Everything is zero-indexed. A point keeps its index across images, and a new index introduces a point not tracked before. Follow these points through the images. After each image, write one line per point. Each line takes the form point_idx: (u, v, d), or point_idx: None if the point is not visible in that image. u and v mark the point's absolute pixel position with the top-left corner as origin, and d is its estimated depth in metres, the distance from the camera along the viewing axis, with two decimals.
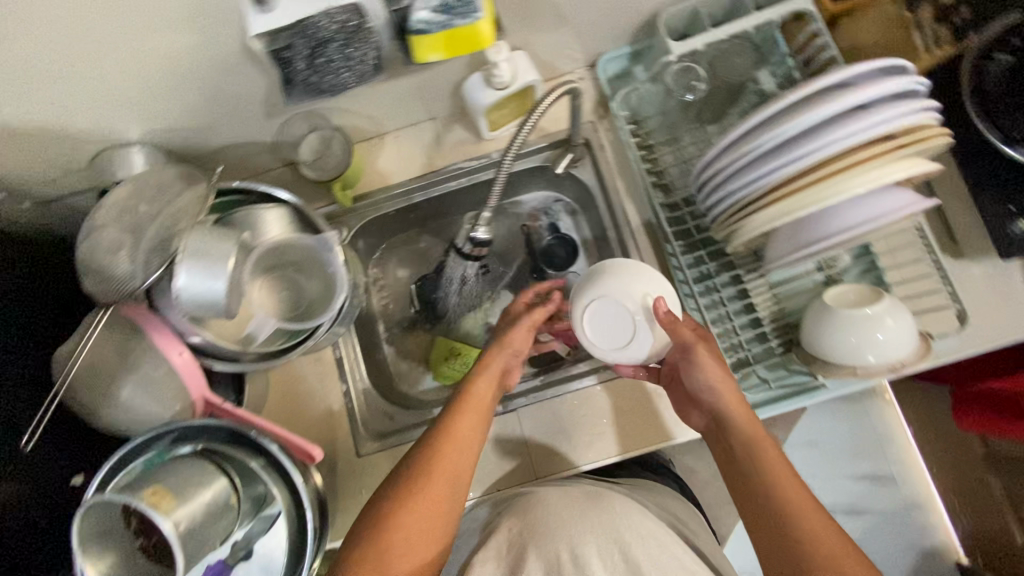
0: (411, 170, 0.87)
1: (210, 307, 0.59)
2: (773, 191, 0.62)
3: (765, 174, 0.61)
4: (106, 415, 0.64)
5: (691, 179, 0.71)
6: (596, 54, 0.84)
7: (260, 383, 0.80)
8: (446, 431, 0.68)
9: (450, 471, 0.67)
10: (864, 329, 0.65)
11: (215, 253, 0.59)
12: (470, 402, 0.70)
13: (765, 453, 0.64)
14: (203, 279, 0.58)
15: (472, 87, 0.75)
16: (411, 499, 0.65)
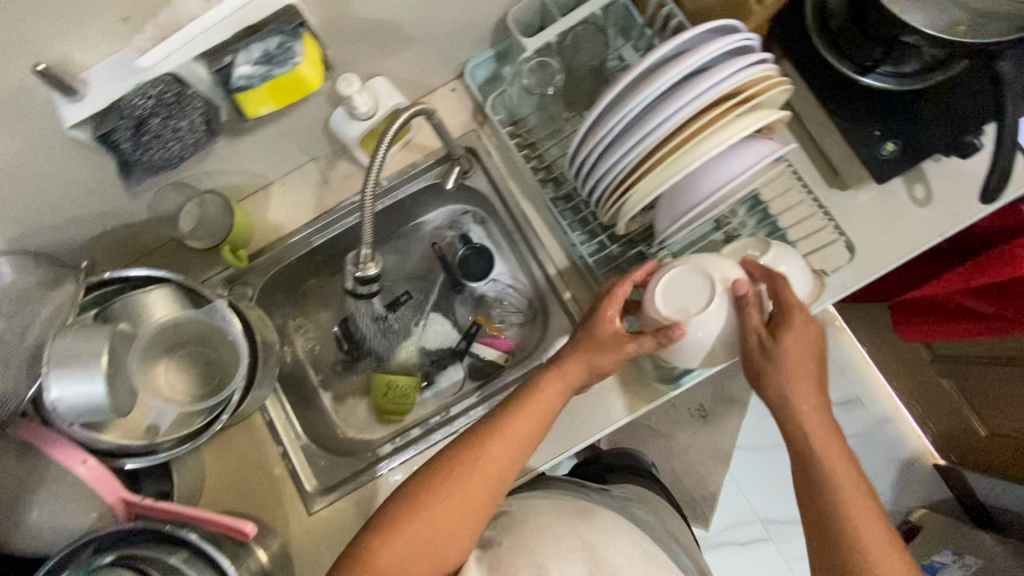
0: (305, 216, 0.85)
1: (94, 411, 0.56)
2: (638, 171, 0.63)
3: (625, 155, 0.62)
4: (20, 543, 0.60)
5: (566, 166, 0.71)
6: (461, 62, 0.83)
7: (193, 466, 0.78)
8: (502, 445, 0.66)
9: (489, 483, 0.65)
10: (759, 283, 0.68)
11: (84, 354, 0.55)
12: (530, 408, 0.68)
13: (817, 426, 0.63)
14: (77, 386, 0.54)
15: (338, 122, 0.74)
16: (443, 495, 0.64)
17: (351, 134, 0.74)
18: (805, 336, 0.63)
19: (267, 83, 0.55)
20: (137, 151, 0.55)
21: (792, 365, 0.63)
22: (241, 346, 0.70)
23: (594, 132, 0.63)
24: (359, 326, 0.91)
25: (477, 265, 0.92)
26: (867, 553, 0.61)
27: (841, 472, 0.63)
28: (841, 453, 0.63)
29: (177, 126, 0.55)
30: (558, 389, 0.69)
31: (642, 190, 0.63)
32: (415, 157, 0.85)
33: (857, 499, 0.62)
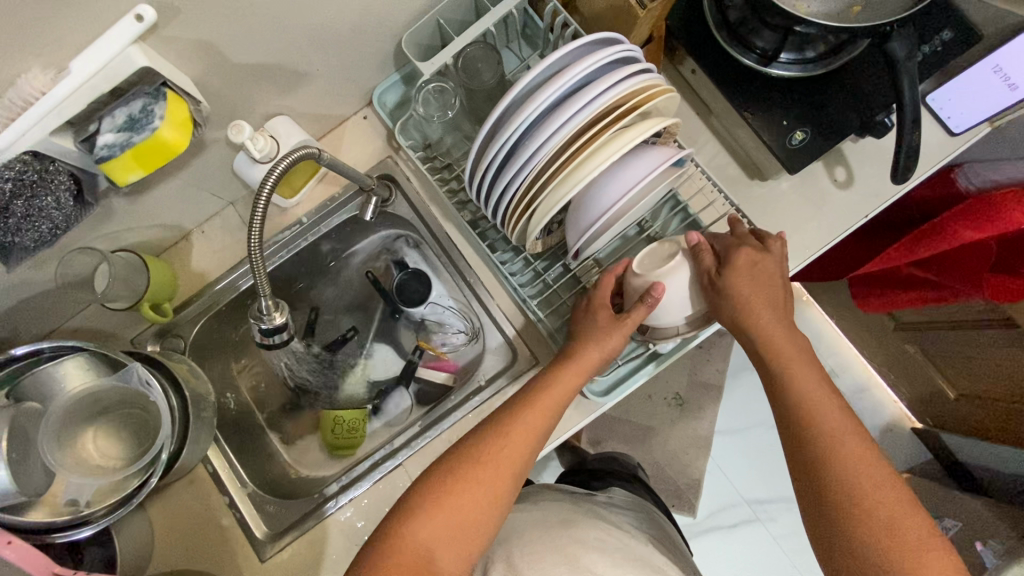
0: (229, 260, 0.84)
1: None
2: (541, 183, 0.61)
3: (522, 171, 0.60)
4: None
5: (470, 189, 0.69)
6: (368, 91, 0.82)
7: (140, 527, 0.76)
8: (523, 430, 0.64)
9: (515, 464, 0.63)
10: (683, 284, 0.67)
11: None
12: (544, 401, 0.66)
13: (789, 352, 0.63)
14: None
15: (241, 166, 0.73)
16: (462, 477, 0.61)
17: (255, 177, 0.73)
18: (757, 262, 0.66)
19: (127, 152, 0.54)
20: (6, 236, 0.54)
21: (754, 294, 0.65)
22: (163, 406, 0.69)
23: (490, 149, 0.61)
24: (295, 370, 0.93)
25: (413, 290, 0.93)
26: (859, 469, 0.57)
27: (815, 393, 0.61)
28: (816, 372, 0.62)
29: (44, 204, 0.54)
30: (575, 377, 0.67)
31: (545, 204, 0.61)
32: (334, 190, 0.84)
33: (841, 419, 0.59)
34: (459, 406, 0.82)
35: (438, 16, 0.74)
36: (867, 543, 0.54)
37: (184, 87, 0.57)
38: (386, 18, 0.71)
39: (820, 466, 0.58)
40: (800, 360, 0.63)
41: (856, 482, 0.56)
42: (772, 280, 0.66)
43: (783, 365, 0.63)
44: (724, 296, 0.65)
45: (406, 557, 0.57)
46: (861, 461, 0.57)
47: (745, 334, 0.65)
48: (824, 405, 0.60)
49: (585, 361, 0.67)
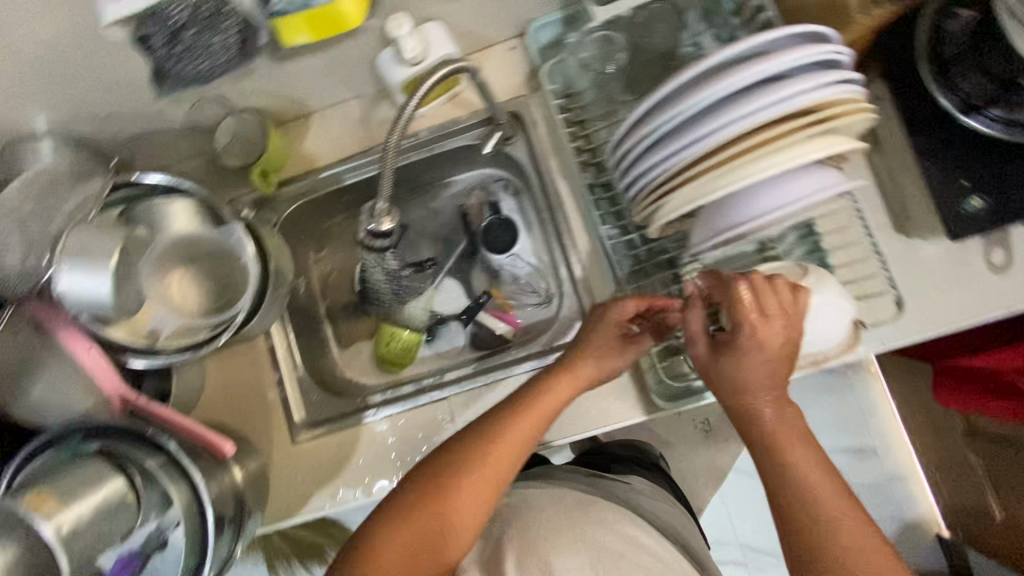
0: (339, 152, 0.84)
1: (96, 307, 0.61)
2: (696, 167, 0.56)
3: (681, 148, 0.55)
4: (23, 411, 0.65)
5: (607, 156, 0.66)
6: (525, 21, 0.78)
7: (196, 374, 0.80)
8: (503, 450, 0.61)
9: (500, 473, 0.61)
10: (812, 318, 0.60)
11: (96, 250, 0.61)
12: (532, 411, 0.64)
13: (784, 438, 0.55)
14: (81, 276, 0.59)
15: (383, 63, 0.71)
16: (416, 509, 0.58)
17: (395, 77, 0.71)
18: (775, 337, 0.56)
19: (304, 13, 0.53)
20: (168, 62, 0.56)
21: (761, 383, 0.56)
22: (252, 273, 0.69)
23: (656, 114, 0.57)
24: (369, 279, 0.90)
25: (500, 236, 0.91)
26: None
27: (822, 490, 0.53)
28: (831, 488, 0.53)
29: (210, 41, 0.56)
30: (564, 394, 0.66)
31: (689, 192, 0.57)
32: (459, 113, 0.81)
33: (856, 562, 0.50)
34: (518, 362, 0.80)
35: None
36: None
37: None
38: None
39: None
40: (818, 473, 0.53)
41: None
42: (786, 362, 0.56)
43: (779, 462, 0.54)
44: (718, 372, 0.57)
45: None
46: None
47: (742, 421, 0.57)
48: (837, 511, 0.52)
49: (581, 377, 0.67)
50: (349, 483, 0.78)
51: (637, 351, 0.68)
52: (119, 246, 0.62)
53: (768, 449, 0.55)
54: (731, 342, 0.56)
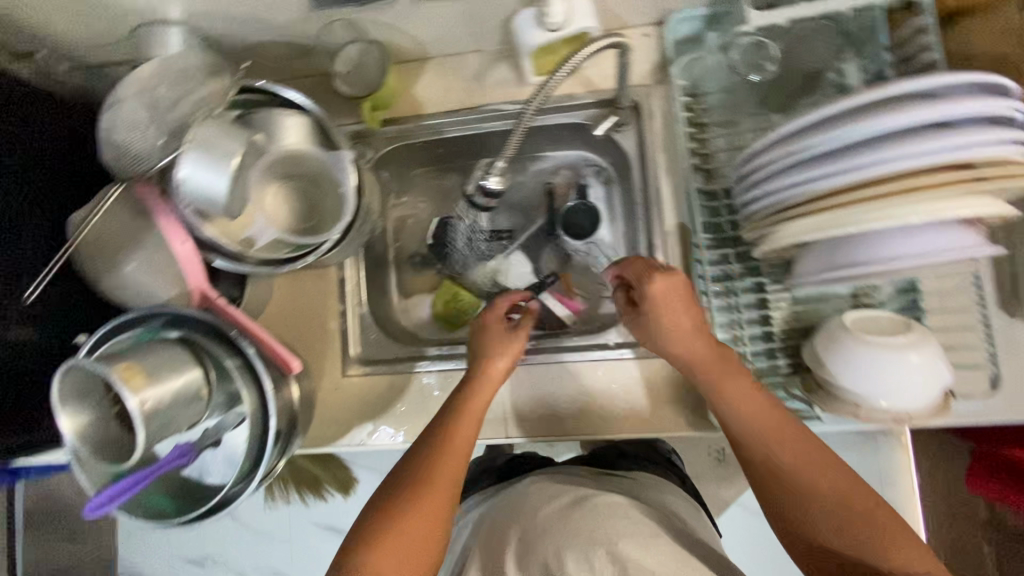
0: (446, 103, 0.83)
1: (210, 201, 0.62)
2: (840, 195, 0.54)
3: (831, 173, 0.53)
4: (109, 289, 0.66)
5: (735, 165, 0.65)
6: (667, 11, 0.75)
7: (265, 288, 0.81)
8: (450, 454, 0.62)
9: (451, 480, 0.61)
10: (928, 381, 0.58)
11: (220, 148, 0.62)
12: (469, 412, 0.65)
13: (741, 401, 0.59)
14: (203, 173, 0.62)
15: (521, 24, 0.70)
16: (388, 522, 0.57)
17: (529, 40, 0.70)
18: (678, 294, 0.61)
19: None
20: None
21: (688, 343, 0.61)
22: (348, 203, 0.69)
23: (811, 133, 0.55)
24: (461, 228, 0.94)
25: (581, 222, 0.90)
26: (853, 535, 0.53)
27: (787, 442, 0.57)
28: (770, 416, 0.59)
29: None
30: (492, 390, 0.68)
31: (825, 219, 0.55)
32: (576, 90, 0.79)
33: (817, 479, 0.56)
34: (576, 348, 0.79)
35: None
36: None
37: None
38: None
39: (826, 551, 0.54)
40: (775, 428, 0.58)
41: (859, 563, 0.53)
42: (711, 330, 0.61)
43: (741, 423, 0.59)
44: (654, 334, 0.63)
45: None
46: (860, 528, 0.53)
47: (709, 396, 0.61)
48: (803, 460, 0.57)
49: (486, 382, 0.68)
50: (389, 425, 0.80)
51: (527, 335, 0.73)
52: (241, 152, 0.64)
53: (733, 416, 0.60)
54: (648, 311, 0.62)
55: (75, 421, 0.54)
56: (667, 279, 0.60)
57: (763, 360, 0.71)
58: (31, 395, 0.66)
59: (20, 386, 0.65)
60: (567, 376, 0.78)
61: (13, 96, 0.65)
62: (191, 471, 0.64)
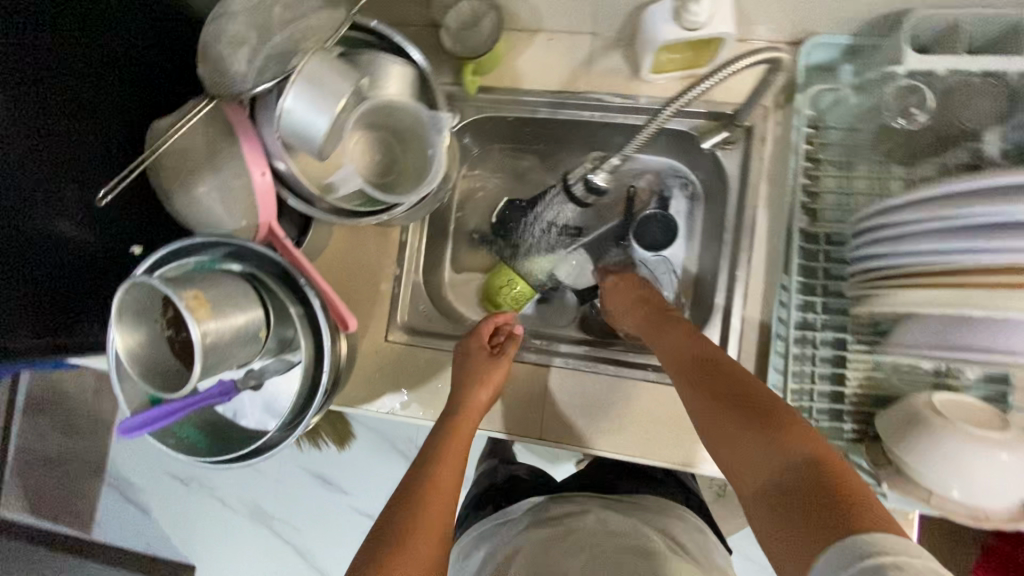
0: (547, 81, 0.78)
1: (305, 139, 0.57)
2: (987, 275, 0.50)
3: (972, 251, 0.50)
4: (177, 206, 0.63)
5: (859, 214, 0.62)
6: (807, 32, 0.70)
7: (324, 235, 0.78)
8: (448, 462, 0.65)
9: (451, 483, 0.63)
10: (1015, 480, 0.56)
11: (329, 87, 0.57)
12: (463, 423, 0.69)
13: (694, 369, 0.61)
14: (306, 111, 0.56)
15: (655, 17, 0.65)
16: (397, 524, 0.57)
17: (660, 34, 0.65)
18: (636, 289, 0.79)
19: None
20: None
21: (641, 313, 0.75)
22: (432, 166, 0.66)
23: (974, 200, 0.49)
24: (540, 211, 0.90)
25: (653, 232, 0.86)
26: (752, 433, 0.52)
27: (733, 402, 0.55)
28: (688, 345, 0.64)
29: None
30: (474, 419, 0.71)
31: (957, 295, 0.51)
32: None
33: (721, 385, 0.57)
34: (633, 365, 0.79)
35: (970, 16, 0.60)
36: (825, 542, 0.41)
37: None
38: None
39: (739, 459, 0.52)
40: (725, 389, 0.57)
41: (760, 460, 0.50)
42: (670, 317, 0.71)
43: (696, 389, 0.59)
44: (623, 318, 0.78)
45: None
46: (767, 428, 0.51)
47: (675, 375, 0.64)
48: (751, 417, 0.53)
49: (473, 407, 0.71)
50: (422, 401, 0.78)
51: (509, 360, 0.76)
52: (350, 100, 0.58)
53: (691, 386, 0.60)
54: (615, 303, 0.81)
55: (130, 340, 0.51)
56: (624, 277, 0.82)
57: (828, 418, 0.68)
58: (79, 299, 0.65)
59: (69, 288, 0.64)
60: (613, 390, 0.77)
61: None
62: (224, 410, 0.62)
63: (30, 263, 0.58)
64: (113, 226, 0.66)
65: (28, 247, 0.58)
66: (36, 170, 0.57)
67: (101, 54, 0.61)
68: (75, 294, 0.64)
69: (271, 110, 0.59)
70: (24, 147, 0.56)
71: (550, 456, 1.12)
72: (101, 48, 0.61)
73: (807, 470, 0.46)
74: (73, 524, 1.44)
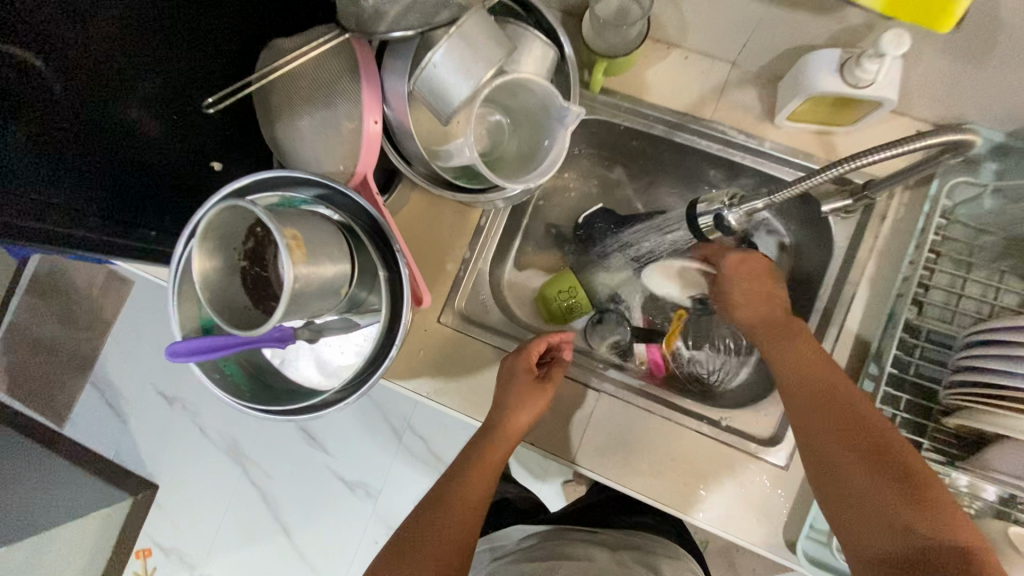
0: (672, 99, 0.74)
1: (442, 101, 0.53)
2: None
3: None
4: (281, 131, 0.60)
5: (986, 324, 0.57)
6: (961, 119, 0.66)
7: (403, 197, 0.74)
8: (478, 474, 0.66)
9: (476, 496, 0.64)
10: None
11: (480, 51, 0.52)
12: (508, 434, 0.67)
13: (823, 406, 0.57)
14: (454, 72, 0.52)
15: (818, 62, 0.61)
16: (410, 532, 0.61)
17: (818, 83, 0.61)
18: (747, 275, 0.71)
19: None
20: None
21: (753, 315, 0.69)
22: (543, 158, 0.61)
23: None
24: (628, 237, 0.86)
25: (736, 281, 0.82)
26: (887, 494, 0.51)
27: (866, 457, 0.53)
28: (817, 376, 0.59)
29: None
30: (489, 451, 0.67)
31: None
32: (815, 153, 0.71)
33: (861, 440, 0.54)
34: (683, 412, 0.73)
35: None
36: None
37: None
38: None
39: (866, 525, 0.52)
40: (858, 439, 0.54)
41: (894, 533, 0.50)
42: (793, 331, 0.65)
43: (820, 431, 0.56)
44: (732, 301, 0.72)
45: None
46: (907, 497, 0.50)
47: (796, 406, 0.59)
48: (887, 482, 0.51)
49: (508, 435, 0.67)
50: (460, 393, 0.73)
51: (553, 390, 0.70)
52: (500, 68, 0.54)
53: (815, 426, 0.57)
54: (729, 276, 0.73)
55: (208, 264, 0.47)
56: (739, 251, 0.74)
57: None
58: (153, 203, 0.62)
59: (144, 187, 0.60)
60: (655, 430, 0.71)
61: None
62: (272, 356, 0.58)
63: (112, 151, 0.56)
64: (195, 133, 0.64)
65: (107, 133, 0.56)
66: (136, 54, 0.56)
67: None
68: (150, 197, 0.61)
69: (405, 59, 0.55)
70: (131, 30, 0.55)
71: (538, 473, 1.08)
72: None
73: (951, 560, 0.47)
74: (49, 416, 1.41)
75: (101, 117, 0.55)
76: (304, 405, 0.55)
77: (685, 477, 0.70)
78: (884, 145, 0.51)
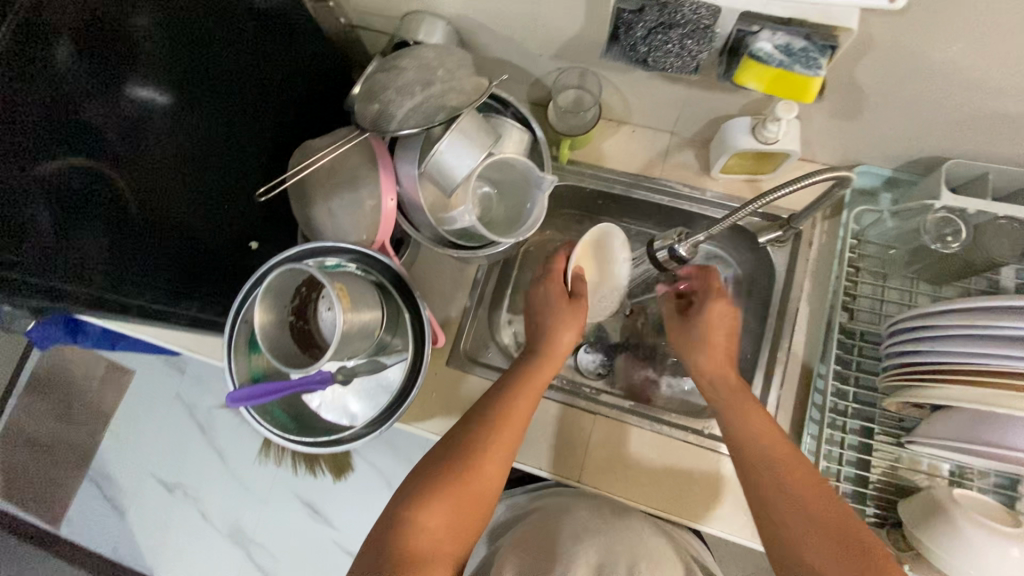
0: (627, 164, 0.90)
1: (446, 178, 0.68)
2: (1006, 378, 0.60)
3: (998, 357, 0.59)
4: (312, 212, 0.73)
5: (898, 318, 0.71)
6: (856, 161, 0.83)
7: (409, 261, 0.87)
8: (528, 394, 0.70)
9: (522, 417, 0.69)
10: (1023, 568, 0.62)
11: (473, 139, 0.67)
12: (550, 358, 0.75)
13: (754, 459, 0.66)
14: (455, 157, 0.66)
15: (734, 127, 0.78)
16: (456, 454, 0.65)
17: (737, 143, 0.77)
18: (706, 334, 0.78)
19: (775, 70, 0.60)
20: (655, 51, 0.62)
21: (700, 364, 0.78)
22: (528, 218, 0.75)
23: (1002, 318, 0.59)
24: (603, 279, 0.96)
25: None
26: (806, 538, 0.59)
27: (788, 505, 0.62)
28: (749, 427, 0.69)
29: (683, 41, 0.61)
30: (531, 402, 0.69)
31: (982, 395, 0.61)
32: (748, 197, 0.86)
33: (793, 499, 0.62)
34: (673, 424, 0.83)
35: (997, 170, 0.72)
36: None
37: (814, 72, 0.58)
38: (958, 138, 0.72)
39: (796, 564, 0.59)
40: (780, 490, 0.63)
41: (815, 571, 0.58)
42: (730, 386, 0.74)
43: (755, 481, 0.65)
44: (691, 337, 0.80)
45: (418, 545, 0.58)
46: (824, 539, 0.58)
47: (735, 455, 0.68)
48: (803, 526, 0.60)
49: (553, 357, 0.75)
50: None
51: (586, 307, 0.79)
52: (490, 151, 0.69)
53: (749, 473, 0.66)
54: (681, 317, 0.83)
55: (265, 319, 0.58)
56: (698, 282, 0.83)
57: (852, 500, 0.74)
58: (190, 277, 0.72)
59: (188, 268, 0.72)
60: (646, 442, 0.80)
61: (295, 37, 0.79)
62: (310, 400, 0.67)
63: (152, 235, 0.65)
64: (229, 220, 0.77)
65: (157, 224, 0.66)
66: (183, 154, 0.67)
67: (261, 89, 0.76)
68: (190, 273, 0.72)
69: (412, 149, 0.70)
70: (181, 135, 0.66)
71: None
72: (265, 86, 0.76)
73: None
74: (45, 516, 1.40)
75: (148, 206, 0.64)
76: (338, 436, 0.63)
77: (679, 483, 0.78)
78: (785, 185, 0.65)
